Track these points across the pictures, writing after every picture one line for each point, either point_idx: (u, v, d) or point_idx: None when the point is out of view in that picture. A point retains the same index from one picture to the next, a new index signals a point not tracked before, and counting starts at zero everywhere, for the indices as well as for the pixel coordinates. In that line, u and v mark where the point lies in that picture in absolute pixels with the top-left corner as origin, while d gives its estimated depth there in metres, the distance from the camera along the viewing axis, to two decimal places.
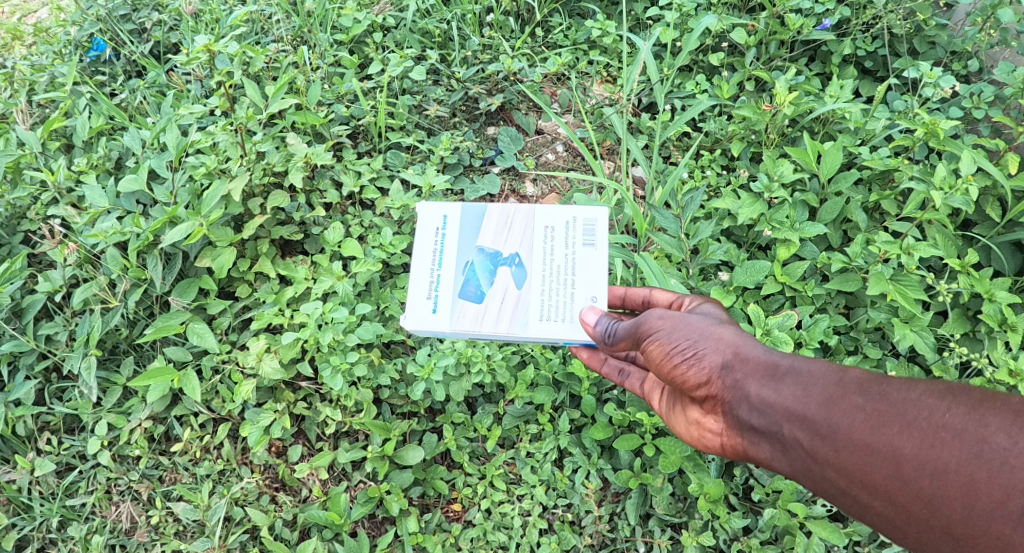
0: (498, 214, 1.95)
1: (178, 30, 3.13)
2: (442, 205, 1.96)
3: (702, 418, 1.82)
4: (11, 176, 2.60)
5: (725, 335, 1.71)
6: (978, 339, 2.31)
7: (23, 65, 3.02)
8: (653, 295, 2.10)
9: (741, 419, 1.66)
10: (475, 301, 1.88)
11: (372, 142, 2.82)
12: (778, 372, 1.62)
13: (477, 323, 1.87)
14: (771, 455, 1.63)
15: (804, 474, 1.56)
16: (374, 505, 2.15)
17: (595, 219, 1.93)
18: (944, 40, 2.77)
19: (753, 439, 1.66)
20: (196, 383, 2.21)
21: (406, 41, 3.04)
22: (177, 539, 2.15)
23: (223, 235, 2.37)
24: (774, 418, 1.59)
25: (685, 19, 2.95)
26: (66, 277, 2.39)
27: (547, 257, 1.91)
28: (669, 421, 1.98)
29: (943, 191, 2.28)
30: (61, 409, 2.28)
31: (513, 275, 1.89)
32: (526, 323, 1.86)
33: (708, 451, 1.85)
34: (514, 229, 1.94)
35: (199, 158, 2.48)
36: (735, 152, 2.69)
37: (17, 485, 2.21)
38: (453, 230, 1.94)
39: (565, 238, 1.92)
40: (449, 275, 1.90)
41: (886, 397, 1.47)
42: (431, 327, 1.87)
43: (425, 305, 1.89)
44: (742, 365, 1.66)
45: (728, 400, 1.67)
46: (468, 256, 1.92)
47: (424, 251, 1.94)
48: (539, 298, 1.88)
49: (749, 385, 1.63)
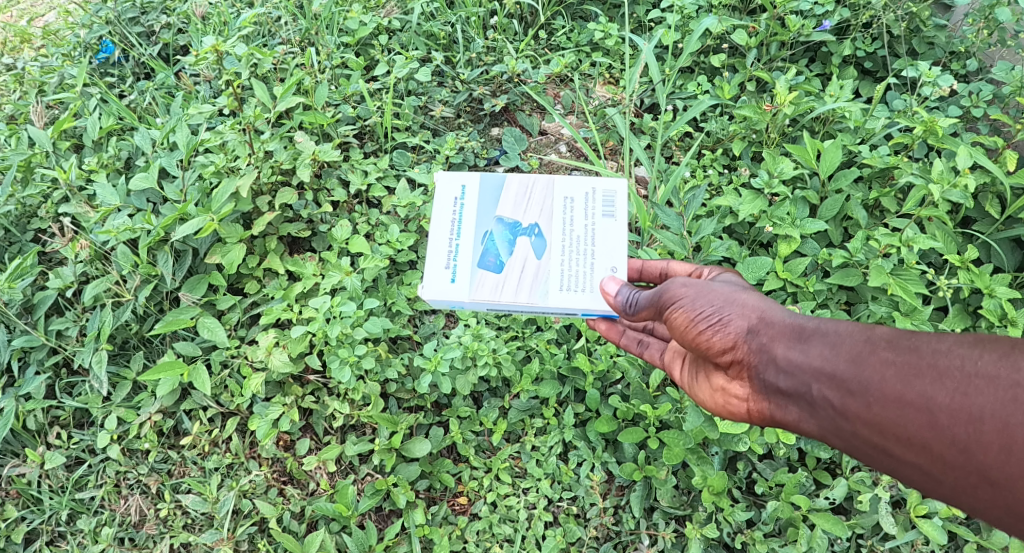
0: (517, 183, 2.04)
1: (187, 32, 3.18)
2: (461, 176, 2.05)
3: (728, 385, 1.83)
4: (22, 175, 2.64)
5: (749, 301, 1.73)
6: (979, 334, 2.33)
7: (34, 67, 3.07)
8: (671, 266, 2.17)
9: (769, 382, 1.67)
10: (494, 270, 1.94)
11: (378, 142, 2.86)
12: (804, 334, 1.62)
13: (497, 292, 1.93)
14: (800, 417, 1.63)
15: (834, 433, 1.56)
16: (381, 497, 2.18)
17: (614, 191, 2.03)
18: (943, 40, 2.83)
19: (781, 402, 1.67)
20: (206, 377, 2.23)
21: (412, 44, 3.08)
22: (186, 531, 2.18)
23: (233, 231, 2.41)
24: (803, 378, 1.59)
25: (686, 21, 2.99)
26: (77, 273, 2.43)
27: (567, 228, 1.99)
28: (692, 392, 1.99)
29: (940, 187, 2.33)
30: (70, 403, 2.31)
31: (532, 245, 1.97)
32: (546, 293, 1.92)
33: (734, 419, 1.86)
34: (533, 199, 2.03)
35: (208, 157, 2.53)
36: (736, 151, 2.73)
37: (28, 479, 2.24)
38: (471, 200, 2.02)
39: (584, 209, 2.01)
40: (468, 245, 1.97)
41: (916, 349, 1.44)
42: (451, 296, 1.93)
43: (444, 274, 1.95)
44: (768, 329, 1.67)
45: (755, 364, 1.69)
46: (487, 226, 2.00)
47: (443, 221, 2.01)
48: (559, 269, 1.94)
49: (776, 347, 1.64)
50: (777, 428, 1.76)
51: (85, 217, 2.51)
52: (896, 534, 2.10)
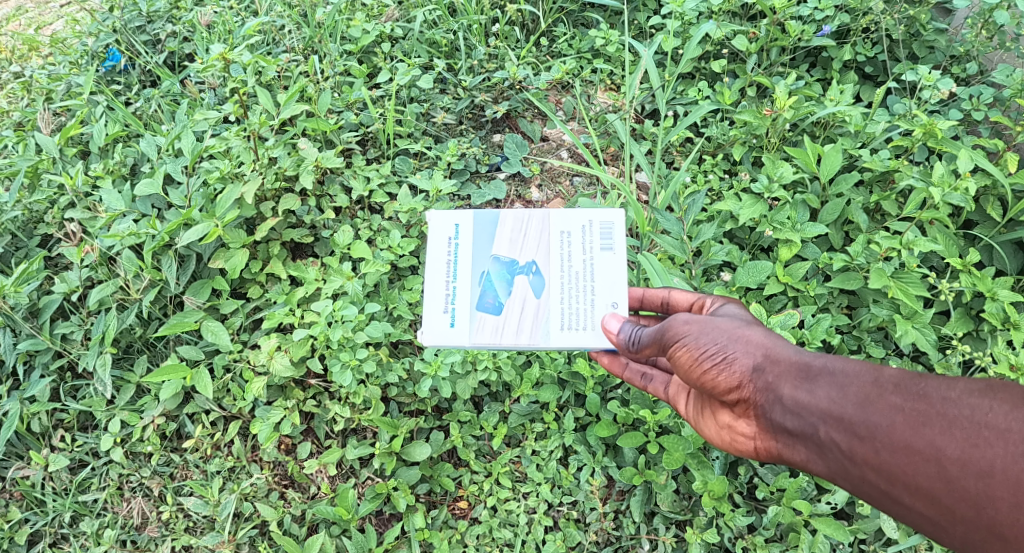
0: (513, 220, 2.05)
1: (192, 40, 3.22)
2: (454, 215, 2.05)
3: (734, 422, 1.84)
4: (30, 181, 2.68)
5: (754, 336, 1.73)
6: (982, 337, 2.32)
7: (42, 75, 3.11)
8: (673, 294, 2.14)
9: (775, 421, 1.67)
10: (493, 312, 1.97)
11: (380, 149, 2.87)
12: (811, 373, 1.63)
13: (497, 335, 1.96)
14: (808, 458, 1.64)
15: (842, 476, 1.58)
16: (382, 501, 2.19)
17: (612, 222, 2.02)
18: (943, 44, 2.84)
19: (788, 442, 1.68)
20: (208, 381, 2.25)
21: (414, 51, 3.10)
22: (187, 534, 2.19)
23: (237, 237, 2.44)
24: (810, 420, 1.60)
25: (686, 27, 3.02)
26: (82, 278, 2.45)
27: (565, 263, 1.99)
28: (697, 425, 2.00)
29: (940, 190, 2.34)
30: (74, 406, 2.33)
31: (531, 283, 1.98)
32: (547, 333, 1.95)
33: (741, 455, 1.88)
34: (530, 235, 2.03)
35: (213, 163, 2.56)
36: (736, 156, 2.74)
37: (32, 481, 2.27)
38: (466, 239, 2.03)
39: (582, 243, 2.01)
40: (466, 287, 1.98)
41: (925, 396, 1.49)
42: (451, 340, 1.96)
43: (443, 318, 1.97)
44: (774, 367, 1.67)
45: (762, 403, 1.69)
46: (483, 266, 2.01)
47: (439, 263, 2.02)
48: (559, 307, 1.96)
49: (783, 387, 1.65)
50: (783, 464, 1.78)
51: (91, 223, 2.54)
52: (899, 539, 2.08)
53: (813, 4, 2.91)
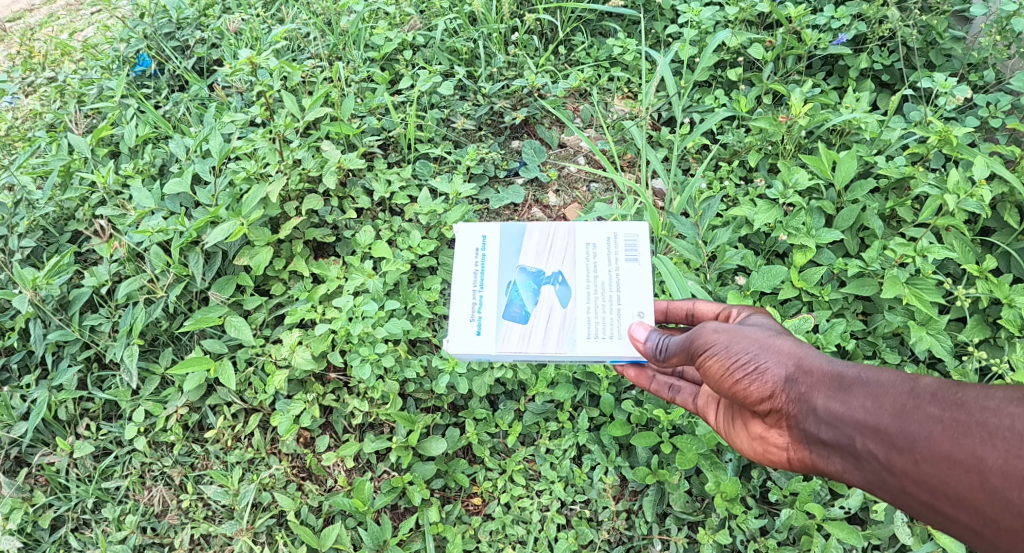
0: (539, 233, 2.11)
1: (220, 47, 3.31)
2: (482, 227, 2.12)
3: (766, 433, 1.86)
4: (62, 179, 2.77)
5: (785, 346, 1.76)
6: (999, 344, 2.30)
7: (74, 79, 3.22)
8: (697, 306, 2.18)
9: (809, 432, 1.70)
10: (520, 321, 1.99)
11: (401, 153, 2.92)
12: (845, 383, 1.66)
13: (523, 344, 1.97)
14: (843, 468, 1.67)
15: (879, 486, 1.60)
16: (396, 495, 2.22)
17: (636, 235, 2.08)
18: (960, 51, 2.87)
19: (823, 452, 1.70)
20: (232, 373, 2.29)
21: (436, 59, 3.17)
22: (207, 522, 2.24)
23: (262, 235, 2.50)
24: (846, 430, 1.63)
25: (703, 36, 3.10)
26: (111, 272, 2.53)
27: (591, 273, 2.04)
28: (728, 436, 2.02)
29: (956, 196, 2.36)
30: (101, 396, 2.40)
31: (557, 293, 2.02)
32: (574, 342, 1.96)
33: (774, 466, 1.90)
34: (556, 247, 2.09)
35: (240, 163, 2.62)
36: (753, 163, 2.77)
37: (57, 467, 2.33)
38: (493, 251, 2.09)
39: (607, 254, 2.07)
40: (492, 297, 2.02)
41: (964, 406, 1.50)
42: (477, 349, 1.97)
43: (469, 327, 1.99)
44: (807, 377, 1.71)
45: (795, 414, 1.72)
46: (510, 276, 2.05)
47: (466, 273, 2.06)
48: (586, 317, 1.98)
49: (817, 397, 1.68)
50: (818, 475, 1.80)
51: (121, 219, 2.60)
52: (913, 545, 2.06)
53: (829, 13, 2.95)
